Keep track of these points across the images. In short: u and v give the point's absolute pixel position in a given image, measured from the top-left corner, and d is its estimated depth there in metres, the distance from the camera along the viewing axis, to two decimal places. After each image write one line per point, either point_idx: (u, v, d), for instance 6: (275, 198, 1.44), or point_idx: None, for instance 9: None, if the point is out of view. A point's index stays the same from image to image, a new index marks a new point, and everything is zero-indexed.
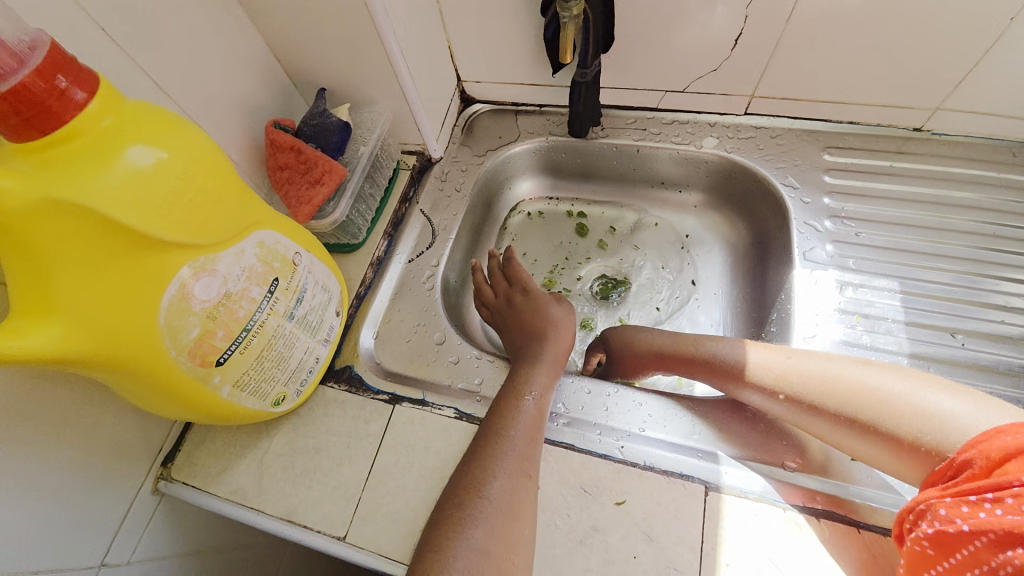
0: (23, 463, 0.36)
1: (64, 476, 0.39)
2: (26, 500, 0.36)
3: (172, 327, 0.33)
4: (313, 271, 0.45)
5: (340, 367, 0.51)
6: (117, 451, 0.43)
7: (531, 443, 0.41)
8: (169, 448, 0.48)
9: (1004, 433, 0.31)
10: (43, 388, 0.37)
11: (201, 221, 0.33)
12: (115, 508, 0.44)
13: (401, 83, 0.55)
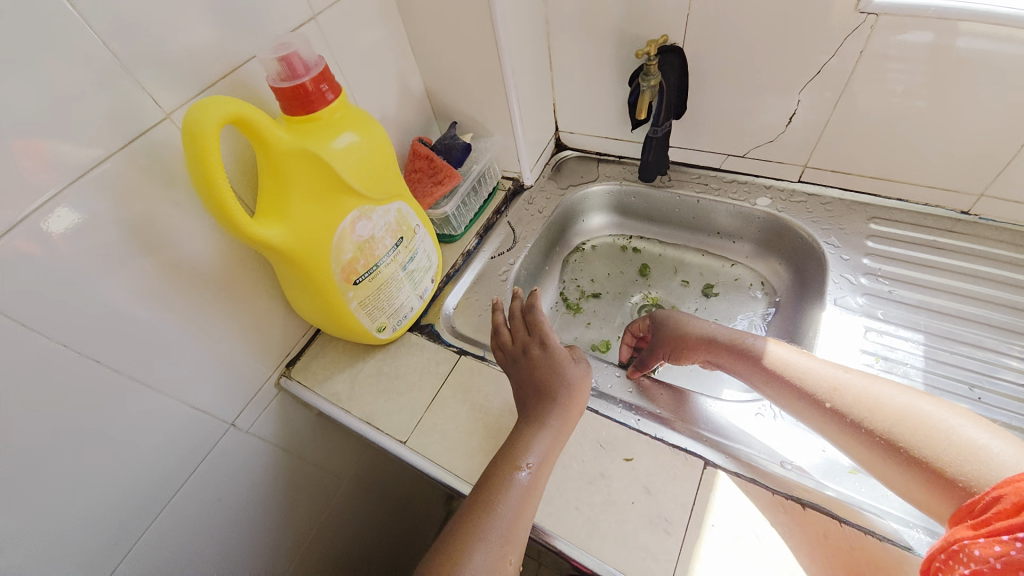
0: (222, 322, 0.53)
1: (236, 344, 0.56)
2: (214, 349, 0.53)
3: (338, 247, 0.49)
4: (424, 243, 0.61)
5: (425, 322, 0.65)
6: (266, 342, 0.60)
7: (518, 528, 0.43)
8: (293, 354, 0.64)
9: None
10: (245, 278, 0.55)
11: (372, 184, 0.50)
12: (252, 384, 0.60)
13: (513, 122, 0.73)
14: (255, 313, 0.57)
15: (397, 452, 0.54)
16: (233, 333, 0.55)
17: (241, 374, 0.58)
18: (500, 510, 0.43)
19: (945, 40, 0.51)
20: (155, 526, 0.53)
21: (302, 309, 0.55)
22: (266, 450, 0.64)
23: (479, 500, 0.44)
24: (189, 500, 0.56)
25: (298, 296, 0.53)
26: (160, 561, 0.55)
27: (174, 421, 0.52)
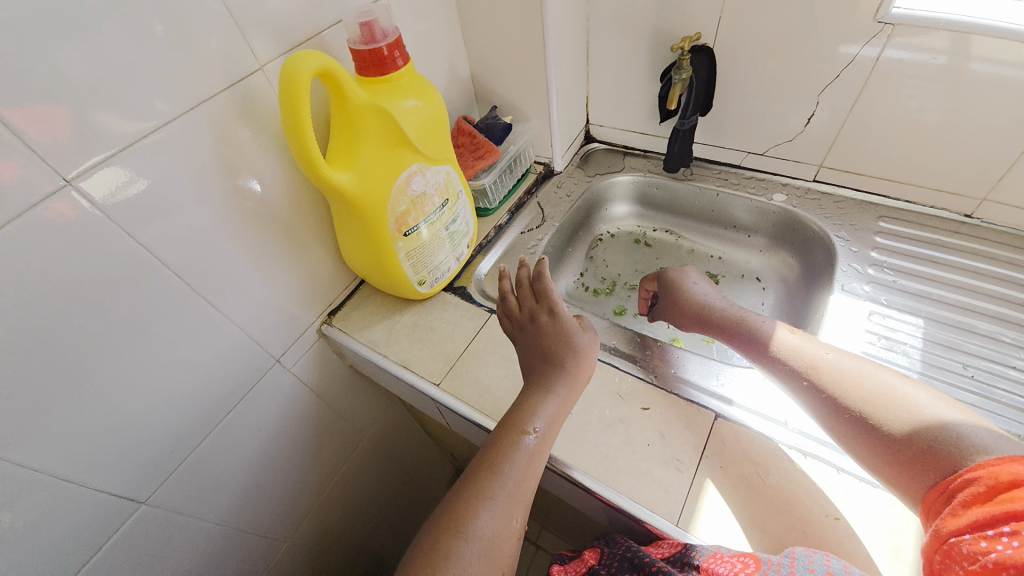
0: (281, 263, 0.59)
1: (290, 286, 0.61)
2: (272, 287, 0.59)
3: (395, 198, 0.55)
4: (466, 208, 0.67)
5: (459, 284, 0.70)
6: (315, 289, 0.65)
7: (522, 489, 0.46)
8: (335, 305, 0.69)
9: (1013, 463, 0.35)
10: (304, 226, 0.60)
11: (428, 145, 0.56)
12: (299, 326, 0.65)
13: (550, 109, 0.78)
14: (308, 260, 0.62)
15: (429, 393, 0.59)
16: (288, 275, 0.60)
17: (290, 314, 0.63)
18: (505, 472, 0.46)
19: (956, 62, 0.57)
20: (206, 446, 0.58)
21: (354, 259, 0.61)
22: (303, 392, 0.69)
23: (488, 461, 0.47)
24: (236, 426, 0.61)
25: (353, 246, 0.59)
26: (205, 480, 0.59)
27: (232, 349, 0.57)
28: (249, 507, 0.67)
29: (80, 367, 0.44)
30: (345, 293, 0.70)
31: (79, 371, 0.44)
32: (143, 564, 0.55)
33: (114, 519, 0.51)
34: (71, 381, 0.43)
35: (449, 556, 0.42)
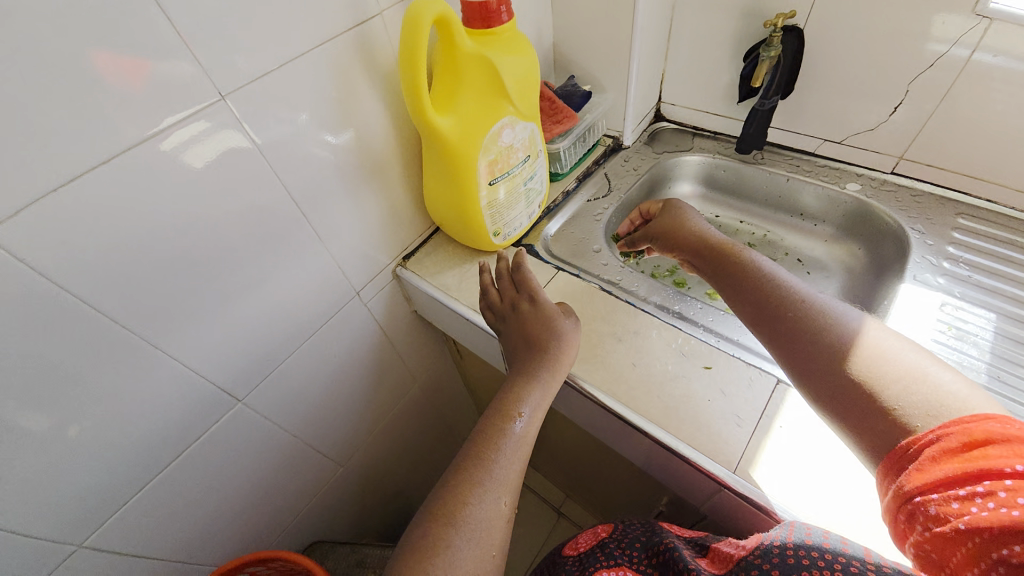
0: (372, 201, 0.63)
1: (376, 225, 0.66)
2: (362, 223, 0.63)
3: (485, 147, 0.58)
4: (542, 167, 0.69)
5: (527, 242, 0.73)
6: (395, 232, 0.69)
7: (506, 476, 0.48)
8: (410, 250, 0.73)
9: (991, 421, 0.35)
10: (395, 170, 0.64)
11: (520, 99, 0.59)
12: (378, 264, 0.69)
13: (629, 82, 0.80)
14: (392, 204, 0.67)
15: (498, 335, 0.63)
16: (376, 215, 0.65)
17: (373, 253, 0.67)
18: (492, 464, 0.48)
19: None
20: (291, 363, 0.63)
21: (436, 204, 0.66)
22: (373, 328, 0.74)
23: (472, 454, 0.49)
24: (315, 349, 0.66)
25: (437, 191, 0.63)
26: (287, 394, 0.65)
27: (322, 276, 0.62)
28: (316, 427, 0.73)
29: (209, 271, 0.49)
30: (419, 240, 0.74)
31: (209, 276, 0.49)
32: (229, 461, 0.61)
33: (213, 414, 0.57)
34: (200, 282, 0.48)
35: (442, 545, 0.43)
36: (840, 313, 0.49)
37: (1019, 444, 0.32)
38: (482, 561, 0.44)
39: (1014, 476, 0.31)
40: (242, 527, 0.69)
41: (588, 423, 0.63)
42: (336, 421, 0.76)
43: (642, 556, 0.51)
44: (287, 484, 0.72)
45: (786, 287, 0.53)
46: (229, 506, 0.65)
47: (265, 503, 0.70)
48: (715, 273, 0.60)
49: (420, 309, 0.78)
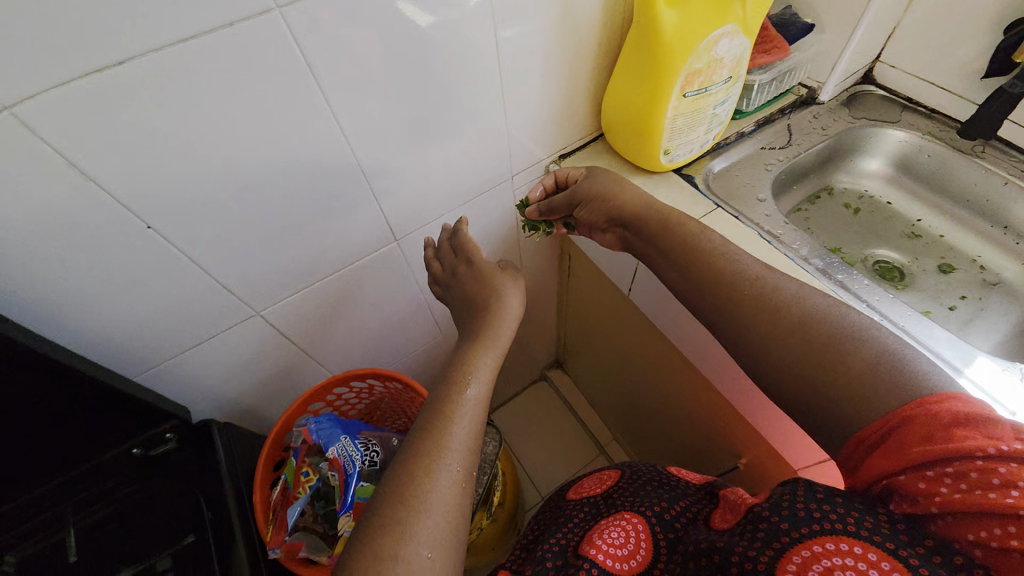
0: (554, 88, 0.63)
1: (548, 115, 0.66)
2: (538, 108, 0.64)
3: (697, 52, 0.56)
4: (735, 96, 0.66)
5: (687, 174, 0.70)
6: (561, 128, 0.70)
7: (459, 443, 0.43)
8: (567, 151, 0.73)
9: (957, 401, 0.36)
10: (585, 61, 0.63)
11: (747, 8, 0.55)
12: (536, 156, 0.71)
13: (857, 25, 0.70)
14: (568, 100, 0.67)
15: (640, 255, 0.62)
16: (552, 103, 0.65)
17: (537, 142, 0.69)
18: (449, 433, 0.43)
19: None
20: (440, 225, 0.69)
21: (614, 109, 0.66)
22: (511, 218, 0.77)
23: (426, 422, 0.45)
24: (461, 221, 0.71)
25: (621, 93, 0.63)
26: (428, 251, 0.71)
27: (489, 151, 0.65)
28: None
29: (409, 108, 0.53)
30: (577, 145, 0.74)
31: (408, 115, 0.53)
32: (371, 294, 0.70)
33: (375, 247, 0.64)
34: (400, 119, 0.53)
35: (390, 526, 0.38)
36: (771, 285, 0.49)
37: (983, 423, 0.33)
38: (427, 552, 0.38)
39: (992, 458, 0.32)
40: (363, 355, 0.80)
41: None
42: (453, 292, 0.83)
43: (654, 502, 0.53)
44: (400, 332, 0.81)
45: (737, 263, 0.51)
46: (361, 334, 0.75)
47: (384, 341, 0.81)
48: (675, 267, 0.55)
49: (555, 214, 0.80)
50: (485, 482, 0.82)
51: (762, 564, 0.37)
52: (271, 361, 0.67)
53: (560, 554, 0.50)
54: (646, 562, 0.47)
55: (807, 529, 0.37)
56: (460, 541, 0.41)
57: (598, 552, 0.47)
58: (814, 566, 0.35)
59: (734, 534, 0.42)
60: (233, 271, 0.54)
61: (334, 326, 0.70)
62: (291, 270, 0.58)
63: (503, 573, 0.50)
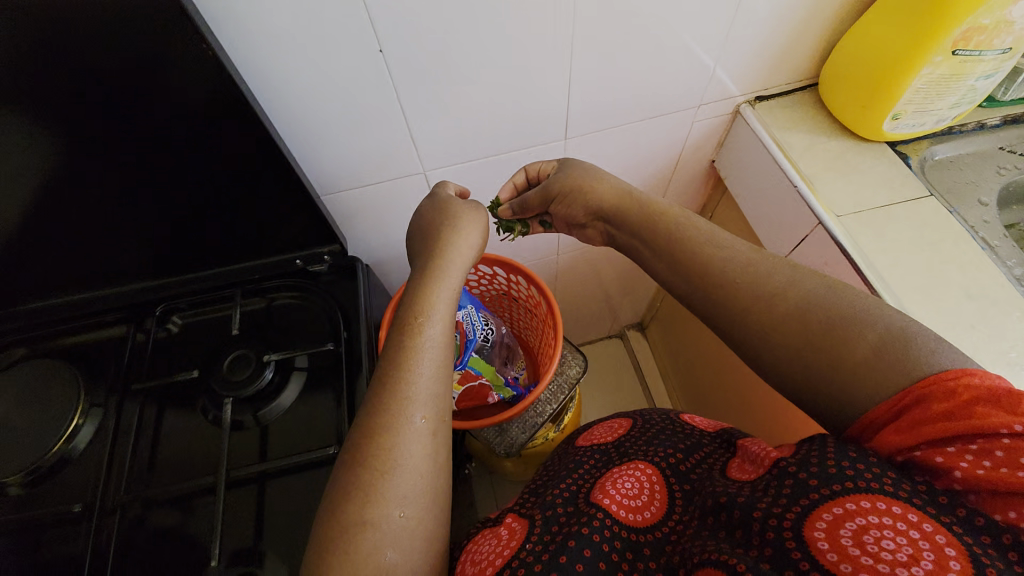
0: (789, 16, 0.60)
1: (768, 46, 0.63)
2: (762, 34, 0.61)
3: (998, 6, 0.50)
4: (1002, 74, 0.59)
5: (900, 150, 0.65)
6: (773, 66, 0.66)
7: (420, 397, 0.44)
8: (767, 93, 0.69)
9: (973, 378, 0.34)
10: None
11: None
12: (736, 90, 0.68)
13: None
14: (789, 35, 0.62)
15: (819, 218, 0.59)
16: (778, 34, 0.61)
17: (743, 74, 0.66)
18: (411, 379, 0.45)
19: None
20: (609, 137, 0.68)
21: (832, 80, 0.65)
22: (675, 153, 0.75)
23: (384, 378, 0.45)
24: (629, 140, 0.70)
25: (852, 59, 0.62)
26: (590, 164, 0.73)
27: (687, 69, 0.62)
28: None
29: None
30: (779, 90, 0.70)
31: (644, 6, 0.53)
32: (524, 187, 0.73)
33: (545, 139, 0.65)
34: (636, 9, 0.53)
35: (361, 488, 0.40)
36: (765, 271, 0.46)
37: (1010, 399, 0.32)
38: (402, 513, 0.40)
39: (1015, 435, 0.31)
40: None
41: None
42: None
43: (665, 450, 0.52)
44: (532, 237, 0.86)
45: (722, 266, 0.48)
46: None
47: None
48: (661, 259, 0.53)
49: (720, 162, 0.77)
50: (563, 400, 0.85)
51: (790, 521, 0.36)
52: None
53: (571, 500, 0.48)
54: (660, 514, 0.46)
55: (841, 487, 0.35)
56: (438, 494, 0.43)
57: (607, 498, 0.46)
58: (848, 524, 0.33)
59: (755, 486, 0.41)
60: (429, 124, 0.58)
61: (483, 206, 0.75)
62: (471, 138, 0.61)
63: (512, 517, 0.49)
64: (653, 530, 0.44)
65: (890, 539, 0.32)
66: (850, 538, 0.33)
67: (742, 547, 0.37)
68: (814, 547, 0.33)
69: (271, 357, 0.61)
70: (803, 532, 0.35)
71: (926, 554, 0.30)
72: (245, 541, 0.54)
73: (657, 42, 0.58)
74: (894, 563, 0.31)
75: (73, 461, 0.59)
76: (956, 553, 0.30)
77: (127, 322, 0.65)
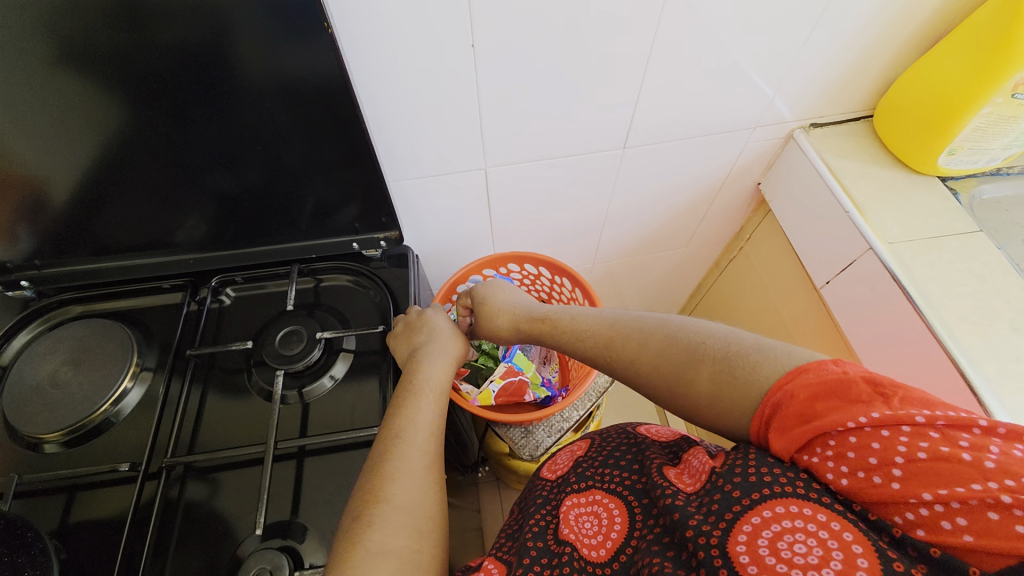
0: (849, 51, 0.65)
1: (828, 78, 0.68)
2: (824, 65, 0.66)
3: None
4: None
5: (950, 186, 0.70)
6: (830, 97, 0.71)
7: (424, 444, 0.50)
8: (820, 121, 0.74)
9: (807, 374, 0.38)
10: (894, 36, 0.64)
11: None
12: (793, 116, 0.73)
13: None
14: (847, 68, 0.67)
15: (872, 245, 0.64)
16: (838, 67, 0.67)
17: (801, 102, 0.71)
18: (416, 413, 0.52)
19: None
20: (666, 148, 0.73)
21: (882, 124, 0.72)
22: (724, 171, 0.80)
23: (392, 429, 0.50)
24: (686, 152, 0.75)
25: (894, 106, 0.69)
26: (648, 175, 0.77)
27: (749, 90, 0.67)
28: (629, 218, 0.86)
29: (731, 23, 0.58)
30: (831, 119, 0.75)
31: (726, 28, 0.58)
32: (580, 191, 0.77)
33: (608, 144, 0.70)
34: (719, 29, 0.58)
35: (376, 520, 0.43)
36: (627, 335, 0.53)
37: (843, 388, 0.36)
38: (414, 545, 0.43)
39: (857, 429, 0.34)
40: (538, 245, 0.88)
41: (884, 363, 0.65)
42: (634, 223, 0.88)
43: (619, 470, 0.50)
44: (581, 242, 0.90)
45: (598, 346, 0.55)
46: (551, 223, 0.83)
47: (567, 243, 0.90)
48: (564, 342, 0.59)
49: (766, 184, 0.82)
50: (590, 407, 0.85)
51: (717, 537, 0.36)
52: (483, 214, 0.78)
53: (541, 534, 0.46)
54: (622, 537, 0.44)
55: (758, 494, 0.37)
56: (435, 524, 0.45)
57: (572, 534, 0.45)
58: (765, 533, 0.35)
59: (690, 495, 0.41)
60: (511, 118, 0.63)
61: (538, 205, 0.78)
62: (543, 136, 0.67)
63: (492, 560, 0.46)
64: (616, 559, 0.42)
65: (802, 543, 0.33)
66: (766, 548, 0.34)
67: (683, 568, 0.37)
68: (737, 562, 0.34)
69: (322, 335, 0.63)
70: (727, 547, 0.35)
71: (836, 554, 0.32)
72: (284, 513, 0.54)
73: (727, 62, 0.62)
74: (806, 567, 0.32)
75: (121, 423, 0.60)
76: (863, 550, 0.32)
77: (185, 288, 0.69)
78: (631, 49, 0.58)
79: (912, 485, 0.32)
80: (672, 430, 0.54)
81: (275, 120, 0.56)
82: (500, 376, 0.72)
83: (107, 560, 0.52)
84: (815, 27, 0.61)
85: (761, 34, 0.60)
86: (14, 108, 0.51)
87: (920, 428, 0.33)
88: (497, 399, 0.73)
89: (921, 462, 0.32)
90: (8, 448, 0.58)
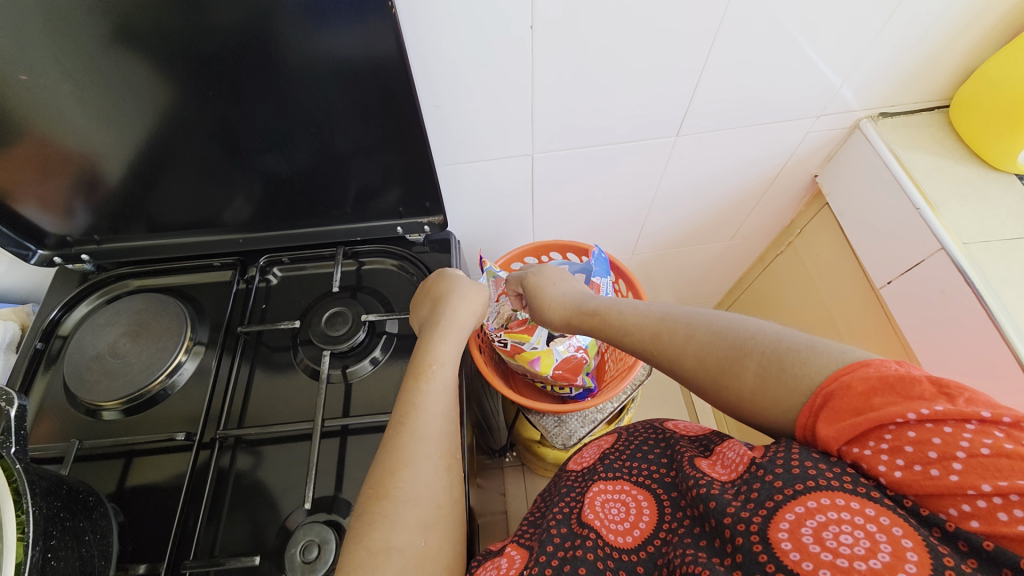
0: (931, 36, 0.60)
1: (903, 64, 0.64)
2: (901, 50, 0.62)
3: None
4: None
5: None
6: (902, 85, 0.67)
7: (434, 429, 0.49)
8: (889, 111, 0.70)
9: (866, 368, 0.36)
10: (983, 19, 0.59)
11: None
12: (862, 105, 0.69)
13: None
14: (923, 57, 0.63)
15: (943, 243, 0.61)
16: (915, 53, 0.62)
17: (870, 90, 0.67)
18: (425, 393, 0.51)
19: None
20: (718, 138, 0.70)
21: (959, 116, 0.67)
22: (776, 163, 0.77)
23: (400, 412, 0.50)
24: (740, 143, 0.72)
25: (971, 100, 0.64)
26: (699, 166, 0.75)
27: (813, 81, 0.64)
28: (676, 210, 0.84)
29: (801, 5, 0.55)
30: (902, 111, 0.70)
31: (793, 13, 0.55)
32: (626, 179, 0.75)
33: (658, 134, 0.68)
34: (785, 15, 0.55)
35: (380, 516, 0.43)
36: (675, 320, 0.51)
37: (904, 383, 0.34)
38: (421, 539, 0.42)
39: (915, 423, 0.33)
40: (576, 234, 0.87)
41: (950, 369, 0.62)
42: (678, 214, 0.85)
43: (648, 464, 0.49)
44: (624, 232, 0.88)
45: (640, 334, 0.53)
46: (595, 212, 0.82)
47: (610, 232, 0.88)
48: (608, 331, 0.58)
49: (824, 176, 0.78)
50: (625, 400, 0.83)
51: (756, 524, 0.35)
52: (526, 201, 0.77)
53: (564, 521, 0.45)
54: (650, 528, 0.43)
55: (803, 485, 0.35)
56: (446, 519, 0.45)
57: (596, 520, 0.44)
58: (809, 522, 0.34)
59: (726, 484, 0.40)
60: (565, 104, 0.62)
61: (585, 193, 0.77)
62: (595, 123, 0.65)
63: (513, 547, 0.46)
64: (643, 548, 0.42)
65: (848, 534, 0.32)
66: (810, 536, 0.33)
67: (718, 556, 0.37)
68: (779, 549, 0.33)
69: (366, 318, 0.64)
70: (768, 533, 0.35)
71: (884, 546, 0.31)
72: (328, 488, 0.55)
73: (791, 50, 0.60)
74: (852, 557, 0.31)
75: (175, 394, 0.62)
76: (913, 544, 0.30)
77: (234, 266, 0.71)
78: (695, 37, 0.56)
79: (971, 477, 0.30)
80: (702, 427, 0.52)
81: (325, 102, 0.55)
82: (568, 345, 0.73)
83: (164, 522, 0.55)
84: (890, 15, 0.57)
85: (834, 21, 0.57)
86: (78, 87, 0.52)
87: (986, 425, 0.31)
88: (555, 370, 0.74)
89: (983, 457, 0.30)
90: (74, 413, 0.61)
